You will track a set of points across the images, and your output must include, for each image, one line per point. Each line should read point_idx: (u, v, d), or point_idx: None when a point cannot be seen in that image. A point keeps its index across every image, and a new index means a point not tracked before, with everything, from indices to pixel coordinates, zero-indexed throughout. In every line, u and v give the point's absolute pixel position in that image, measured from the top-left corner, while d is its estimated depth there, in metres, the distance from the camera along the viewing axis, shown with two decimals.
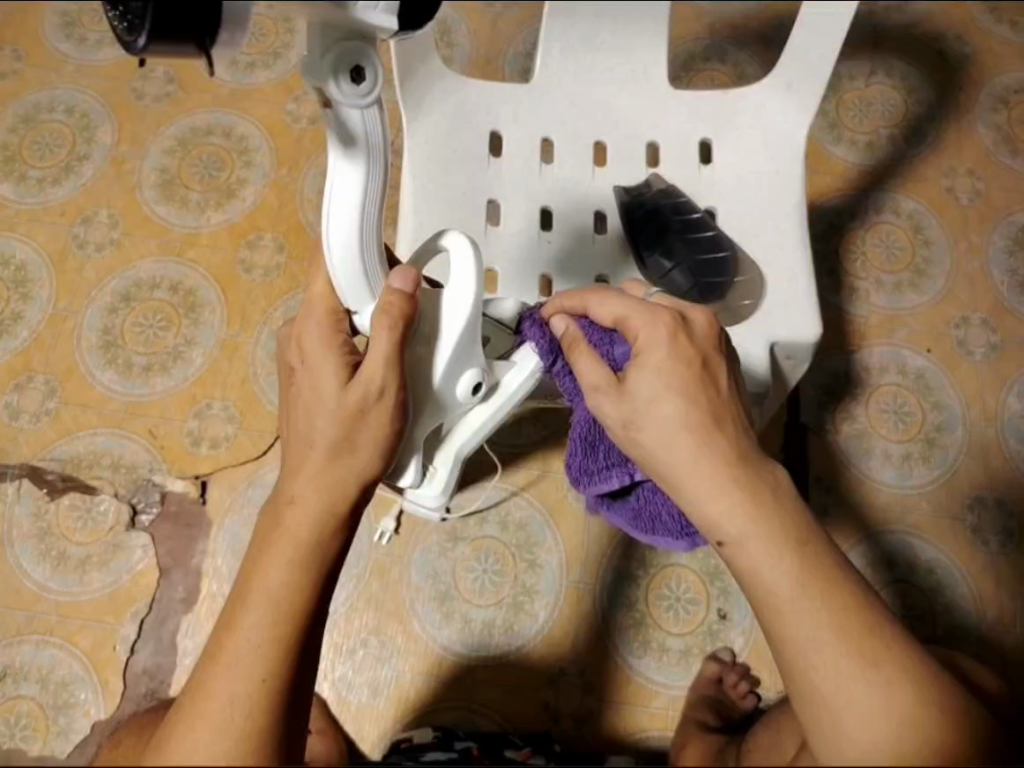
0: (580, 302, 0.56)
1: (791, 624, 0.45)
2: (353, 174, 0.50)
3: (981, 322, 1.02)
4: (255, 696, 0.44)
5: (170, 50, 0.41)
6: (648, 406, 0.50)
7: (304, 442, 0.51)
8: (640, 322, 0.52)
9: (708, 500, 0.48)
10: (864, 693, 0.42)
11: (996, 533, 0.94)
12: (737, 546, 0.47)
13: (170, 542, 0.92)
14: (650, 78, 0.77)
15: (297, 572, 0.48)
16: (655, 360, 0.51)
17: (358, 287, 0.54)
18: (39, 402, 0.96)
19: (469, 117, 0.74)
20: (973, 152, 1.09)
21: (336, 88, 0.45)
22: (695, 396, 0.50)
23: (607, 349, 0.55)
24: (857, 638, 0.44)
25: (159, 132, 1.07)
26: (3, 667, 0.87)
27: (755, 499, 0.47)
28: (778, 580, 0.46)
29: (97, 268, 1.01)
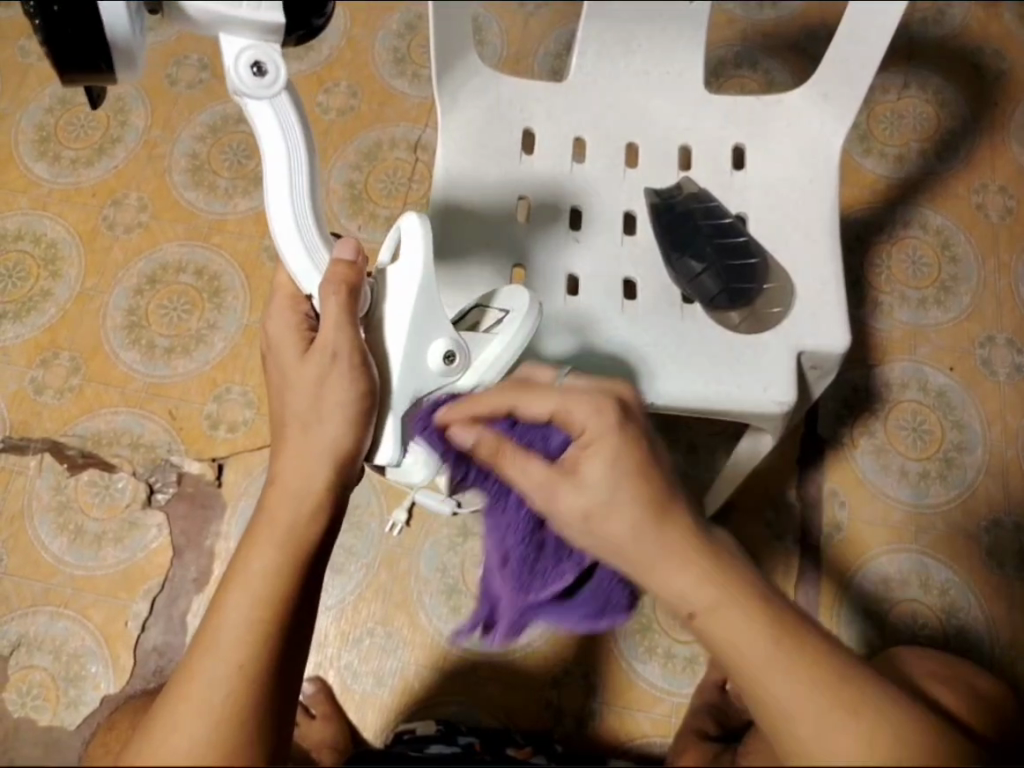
0: (504, 402, 0.51)
1: (771, 690, 0.42)
2: (271, 133, 0.52)
3: (1006, 342, 1.01)
4: (233, 681, 0.44)
5: None
6: (610, 494, 0.46)
7: (280, 420, 0.53)
8: (581, 409, 0.48)
9: (674, 575, 0.45)
10: (847, 735, 0.40)
11: (1012, 556, 0.93)
12: (707, 618, 0.44)
13: (184, 522, 0.93)
14: (685, 82, 0.77)
15: (277, 556, 0.48)
16: (605, 455, 0.47)
17: (303, 265, 0.54)
18: (63, 379, 0.97)
19: (502, 114, 0.74)
20: (1006, 169, 1.08)
21: (236, 76, 0.50)
22: (647, 477, 0.47)
23: (540, 441, 0.53)
24: (834, 690, 0.42)
25: (191, 118, 1.08)
26: (16, 637, 0.88)
27: (716, 567, 0.45)
28: (751, 641, 0.43)
29: (125, 250, 1.03)
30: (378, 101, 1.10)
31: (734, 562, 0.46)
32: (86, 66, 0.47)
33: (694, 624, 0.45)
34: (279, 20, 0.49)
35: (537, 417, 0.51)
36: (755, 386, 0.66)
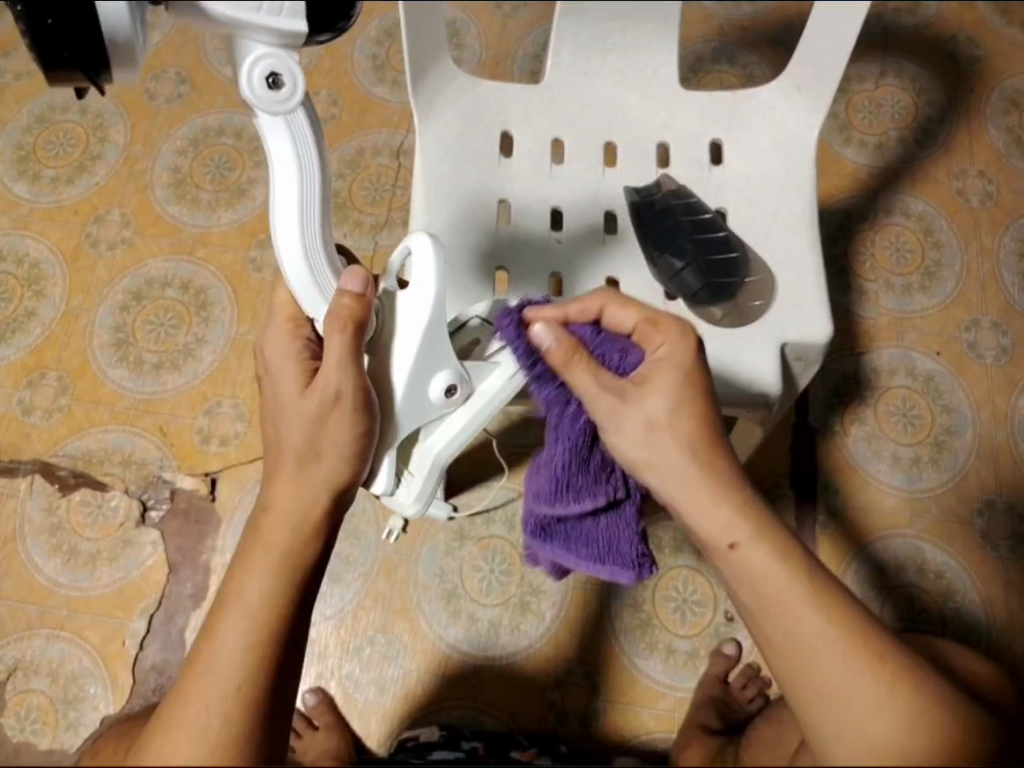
0: (597, 306, 0.55)
1: (785, 629, 0.46)
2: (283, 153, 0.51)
3: (991, 326, 1.02)
4: (231, 704, 0.45)
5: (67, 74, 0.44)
6: (670, 406, 0.51)
7: (274, 451, 0.52)
8: (660, 339, 0.54)
9: (707, 506, 0.50)
10: (869, 684, 0.43)
11: (1006, 537, 0.94)
12: (749, 545, 0.48)
13: (179, 539, 0.93)
14: (660, 79, 0.76)
15: (271, 579, 0.48)
16: (669, 381, 0.52)
17: (310, 289, 0.54)
18: (51, 399, 0.97)
19: (480, 119, 0.74)
20: (985, 153, 1.09)
21: (252, 91, 0.48)
22: (701, 422, 0.52)
23: (614, 360, 0.55)
24: (849, 634, 0.45)
25: (171, 132, 1.08)
26: (13, 661, 0.88)
27: (750, 507, 0.50)
28: (787, 582, 0.47)
29: (109, 267, 1.02)
30: (358, 108, 1.09)
31: (776, 520, 0.50)
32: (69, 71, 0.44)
33: (733, 553, 0.48)
34: (297, 28, 0.46)
35: (623, 325, 0.55)
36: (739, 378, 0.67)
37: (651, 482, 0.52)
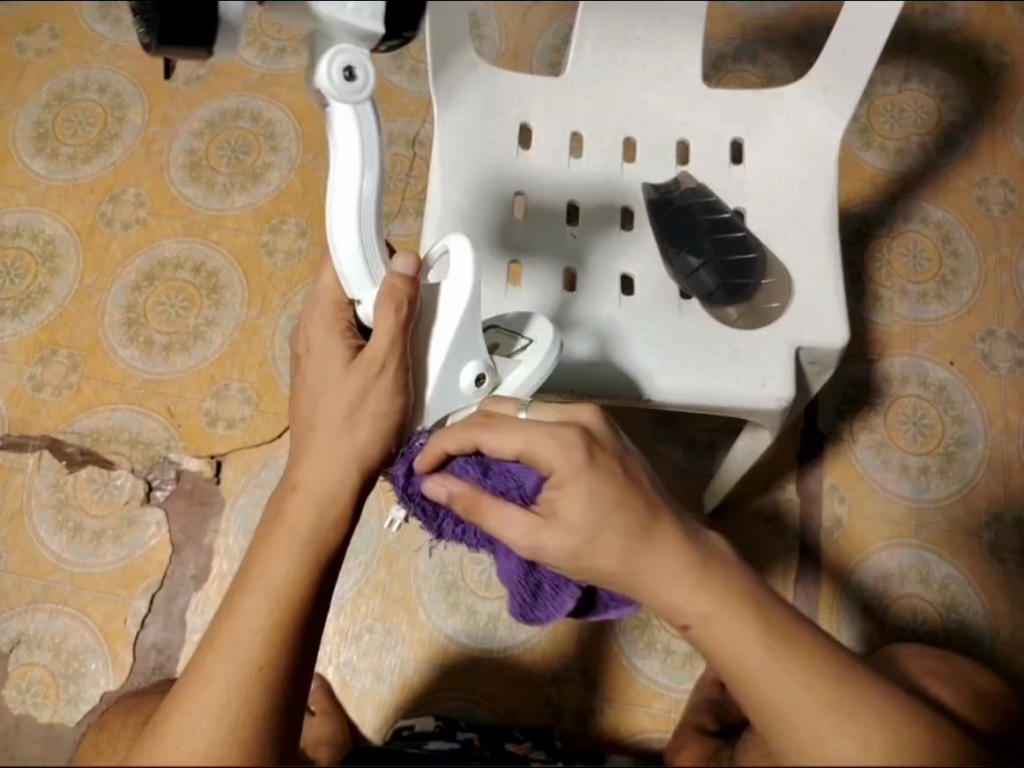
0: (470, 439, 0.48)
1: (768, 693, 0.41)
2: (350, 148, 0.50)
3: (1007, 337, 1.01)
4: (250, 682, 0.45)
5: (178, 51, 0.47)
6: (588, 537, 0.45)
7: (309, 422, 0.53)
8: (548, 448, 0.47)
9: (667, 589, 0.44)
10: (846, 739, 0.39)
11: (1013, 551, 0.93)
12: (703, 626, 0.43)
13: (183, 520, 0.93)
14: (683, 75, 0.76)
15: (296, 556, 0.49)
16: (583, 488, 0.45)
17: (359, 274, 0.53)
18: (61, 377, 0.97)
19: (499, 110, 0.73)
20: (1007, 163, 1.07)
21: (326, 79, 0.48)
22: (630, 501, 0.46)
23: (514, 485, 0.49)
24: (831, 691, 0.41)
25: (188, 114, 1.08)
26: (16, 635, 0.88)
27: (707, 574, 0.44)
28: (747, 647, 0.42)
29: (123, 247, 1.03)
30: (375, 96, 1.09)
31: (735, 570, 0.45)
32: (188, 42, 0.47)
33: (690, 634, 0.44)
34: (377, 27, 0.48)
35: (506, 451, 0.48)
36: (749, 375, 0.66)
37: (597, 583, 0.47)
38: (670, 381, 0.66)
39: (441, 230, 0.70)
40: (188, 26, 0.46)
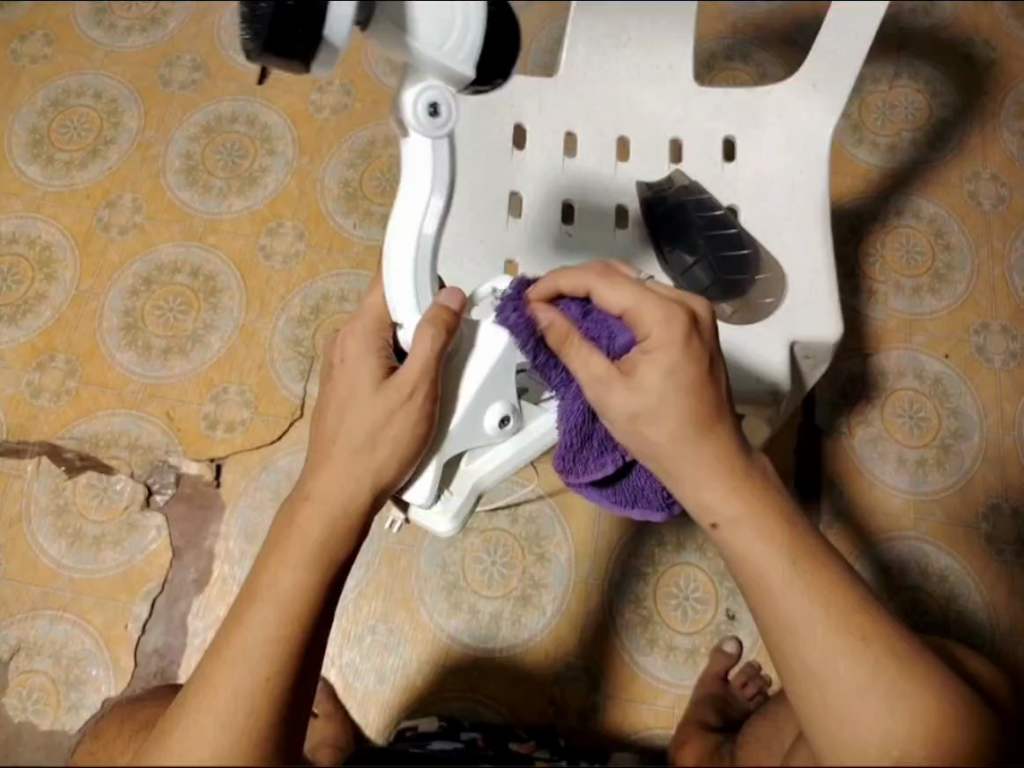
0: (583, 282, 0.53)
1: (781, 606, 0.44)
2: (422, 175, 0.54)
3: (1001, 330, 1.01)
4: (258, 693, 0.45)
5: (278, 64, 0.47)
6: (655, 404, 0.48)
7: (332, 432, 0.53)
8: (652, 316, 0.50)
9: (704, 487, 0.47)
10: (850, 665, 0.42)
11: (1010, 542, 0.93)
12: (732, 530, 0.46)
13: (183, 524, 0.93)
14: (675, 74, 0.76)
15: (307, 568, 0.48)
16: (667, 360, 0.48)
17: (406, 297, 0.56)
18: (59, 382, 0.97)
19: (493, 109, 0.74)
20: (998, 157, 1.08)
21: (412, 114, 0.52)
22: (701, 394, 0.48)
23: (606, 339, 0.52)
24: (844, 611, 0.43)
25: (184, 118, 1.08)
26: (16, 641, 0.88)
27: (744, 480, 0.47)
28: (769, 561, 0.45)
29: (120, 251, 1.03)
30: (371, 99, 1.09)
31: (761, 477, 0.48)
32: (289, 54, 0.46)
33: (717, 534, 0.47)
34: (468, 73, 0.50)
35: (612, 306, 0.51)
36: (747, 347, 0.67)
37: (640, 452, 0.50)
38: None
39: None
40: (291, 38, 0.45)
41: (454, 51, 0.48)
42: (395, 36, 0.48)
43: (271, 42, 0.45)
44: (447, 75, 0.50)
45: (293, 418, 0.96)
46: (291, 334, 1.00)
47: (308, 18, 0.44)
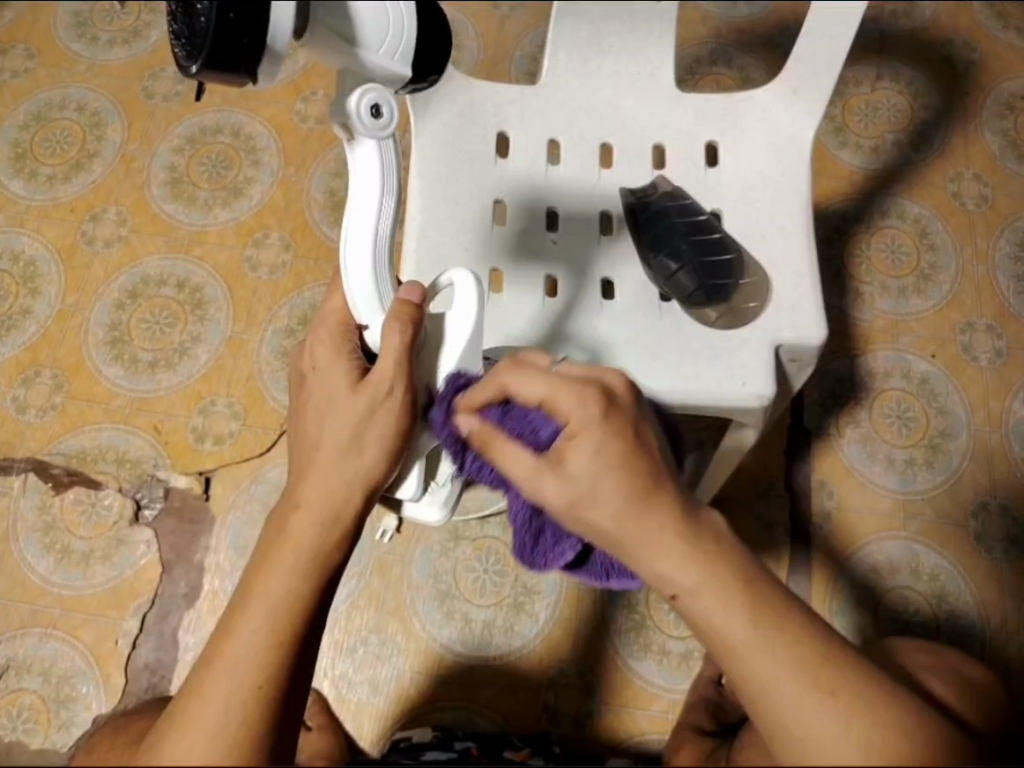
0: (498, 382, 0.50)
1: (750, 669, 0.42)
2: (372, 177, 0.53)
3: (986, 328, 1.02)
4: (249, 703, 0.44)
5: (221, 78, 0.46)
6: (592, 486, 0.45)
7: (315, 442, 0.52)
8: (568, 399, 0.47)
9: (655, 558, 0.44)
10: (825, 716, 0.40)
11: (999, 540, 0.94)
12: (690, 598, 0.43)
13: (172, 538, 0.92)
14: (656, 80, 0.77)
15: (297, 578, 0.48)
16: (591, 444, 0.45)
17: (368, 296, 0.55)
18: (45, 397, 0.96)
19: (476, 118, 0.74)
20: (980, 157, 1.09)
21: (358, 122, 0.49)
22: (634, 465, 0.45)
23: (530, 434, 0.49)
24: (813, 671, 0.41)
25: (168, 130, 1.08)
26: (6, 660, 0.87)
27: (698, 545, 0.44)
28: (730, 623, 0.43)
29: (105, 265, 1.02)
30: None
31: (711, 526, 0.45)
32: (231, 67, 0.45)
33: (677, 604, 0.44)
34: (407, 71, 0.50)
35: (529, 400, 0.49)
36: (718, 377, 0.66)
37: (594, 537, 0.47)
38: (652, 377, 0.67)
39: (421, 239, 0.70)
40: (234, 51, 0.44)
41: (392, 51, 0.49)
42: (335, 44, 0.47)
43: (214, 54, 0.44)
44: (386, 77, 0.50)
45: (282, 429, 0.96)
46: (279, 345, 0.99)
47: (250, 26, 0.44)
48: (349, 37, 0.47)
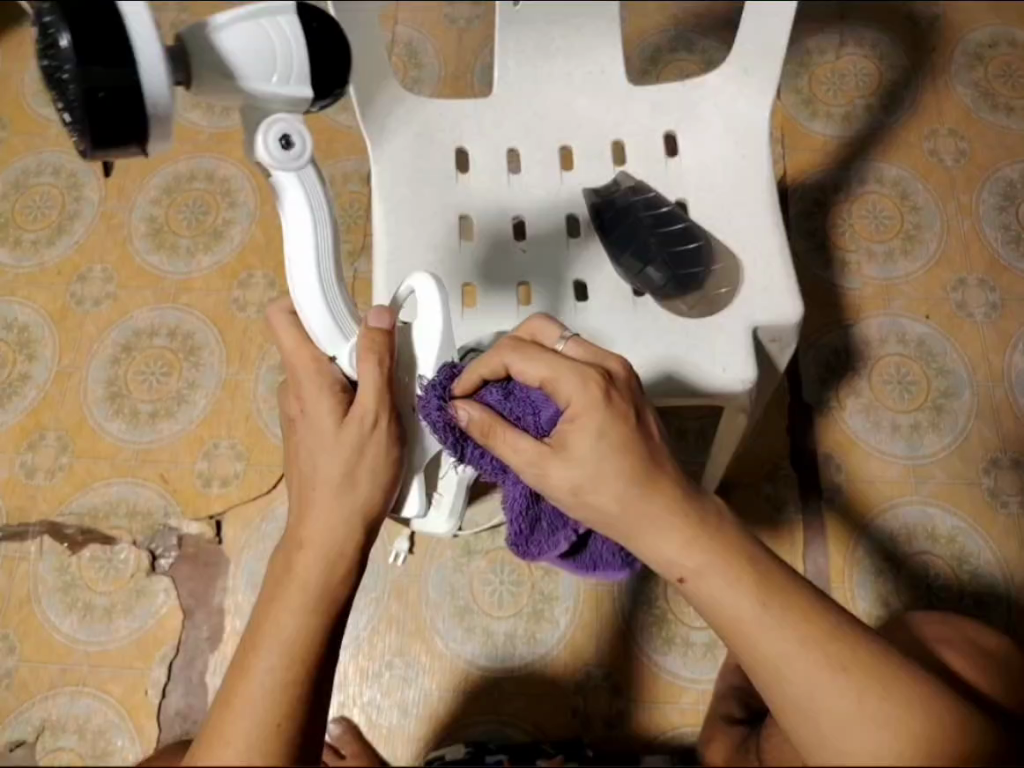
0: (500, 361, 0.52)
1: (761, 650, 0.45)
2: (298, 213, 0.54)
3: (979, 283, 0.99)
4: (270, 739, 0.44)
5: (116, 153, 0.45)
6: (595, 472, 0.47)
7: (308, 481, 0.52)
8: (566, 382, 0.49)
9: (659, 542, 0.47)
10: (836, 691, 0.43)
11: (1015, 493, 0.92)
12: (695, 580, 0.46)
13: (191, 582, 0.94)
14: (608, 77, 0.77)
15: (308, 616, 0.48)
16: (594, 423, 0.47)
17: (328, 326, 0.56)
18: (52, 460, 0.92)
19: (434, 136, 0.74)
20: (955, 111, 1.05)
21: (265, 151, 0.51)
22: (634, 447, 0.47)
23: (531, 417, 0.52)
24: (822, 647, 0.44)
25: (144, 181, 1.07)
26: (36, 726, 0.84)
27: (696, 530, 0.47)
28: (738, 602, 0.45)
29: (96, 321, 1.00)
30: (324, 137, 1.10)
31: (711, 509, 0.48)
32: (120, 141, 0.44)
33: (685, 587, 0.47)
34: (304, 90, 0.50)
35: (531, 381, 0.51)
36: (703, 361, 0.66)
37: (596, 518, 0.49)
38: (632, 374, 0.67)
39: (389, 261, 0.70)
40: (116, 127, 0.43)
41: (284, 76, 0.49)
42: (227, 85, 0.47)
43: (98, 135, 0.43)
44: (285, 101, 0.50)
45: None
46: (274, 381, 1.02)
47: (128, 102, 0.42)
48: (235, 72, 0.47)
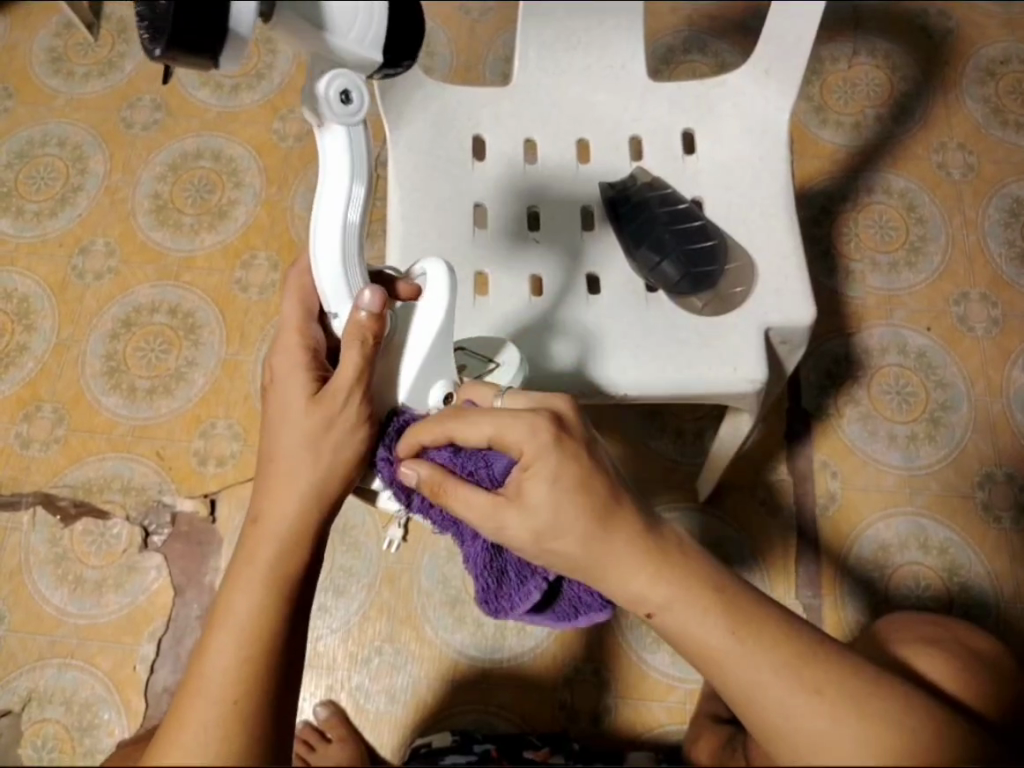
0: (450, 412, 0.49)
1: (734, 674, 0.45)
2: (340, 166, 0.51)
3: (980, 298, 1.01)
4: (227, 718, 0.43)
5: (187, 61, 0.44)
6: (553, 518, 0.46)
7: (274, 458, 0.52)
8: (516, 430, 0.46)
9: (626, 579, 0.46)
10: (812, 712, 0.43)
11: (1007, 508, 0.93)
12: (664, 614, 0.46)
13: (182, 561, 0.93)
14: (628, 72, 0.77)
15: (262, 595, 0.47)
16: (547, 470, 0.46)
17: (337, 285, 0.53)
18: (48, 431, 0.98)
19: (451, 123, 0.74)
20: (963, 126, 1.08)
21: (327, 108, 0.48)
22: (590, 489, 0.46)
23: (484, 469, 0.50)
24: (796, 670, 0.44)
25: (149, 159, 1.09)
26: (26, 693, 0.88)
27: (664, 561, 0.46)
28: (710, 632, 0.45)
29: (97, 297, 1.03)
30: None
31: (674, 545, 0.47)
32: (194, 48, 0.43)
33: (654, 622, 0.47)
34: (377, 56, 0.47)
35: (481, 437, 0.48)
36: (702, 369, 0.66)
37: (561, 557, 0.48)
38: (638, 375, 0.66)
39: (403, 245, 0.70)
40: (199, 30, 0.43)
41: (362, 37, 0.46)
42: (304, 30, 0.45)
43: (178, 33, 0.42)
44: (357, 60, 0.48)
45: None
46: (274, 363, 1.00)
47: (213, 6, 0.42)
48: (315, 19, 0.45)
